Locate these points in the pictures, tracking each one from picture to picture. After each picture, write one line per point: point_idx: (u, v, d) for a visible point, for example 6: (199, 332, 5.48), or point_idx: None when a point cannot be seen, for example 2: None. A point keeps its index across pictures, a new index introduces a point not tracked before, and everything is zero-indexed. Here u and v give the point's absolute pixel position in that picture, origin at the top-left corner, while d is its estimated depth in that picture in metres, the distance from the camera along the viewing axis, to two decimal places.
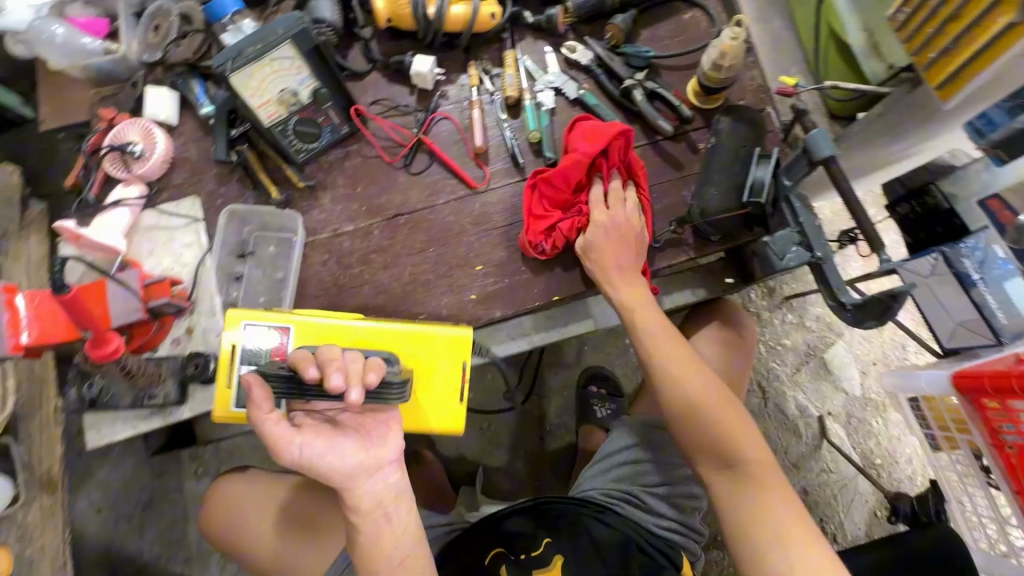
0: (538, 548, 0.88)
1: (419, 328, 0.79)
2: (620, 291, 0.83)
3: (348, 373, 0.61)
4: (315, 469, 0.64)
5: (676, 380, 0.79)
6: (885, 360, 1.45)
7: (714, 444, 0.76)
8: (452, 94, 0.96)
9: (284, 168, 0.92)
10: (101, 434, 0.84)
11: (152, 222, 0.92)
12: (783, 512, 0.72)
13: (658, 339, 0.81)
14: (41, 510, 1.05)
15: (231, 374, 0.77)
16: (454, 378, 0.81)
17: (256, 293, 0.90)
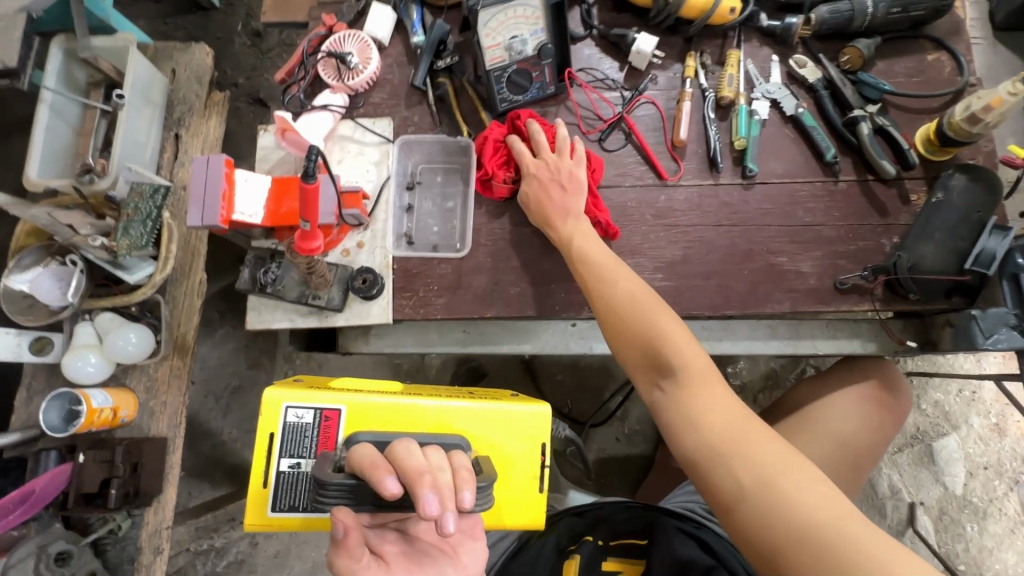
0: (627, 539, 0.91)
1: (496, 408, 0.75)
2: (563, 229, 0.83)
3: (441, 492, 0.52)
4: None
5: (601, 294, 0.76)
6: (999, 468, 1.35)
7: (641, 354, 0.73)
8: (662, 81, 0.94)
9: (483, 113, 0.93)
10: (262, 318, 0.89)
11: (347, 133, 0.95)
12: (717, 408, 0.66)
13: (591, 256, 0.79)
14: (170, 368, 1.11)
15: (268, 463, 0.72)
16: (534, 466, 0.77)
17: (430, 221, 0.93)
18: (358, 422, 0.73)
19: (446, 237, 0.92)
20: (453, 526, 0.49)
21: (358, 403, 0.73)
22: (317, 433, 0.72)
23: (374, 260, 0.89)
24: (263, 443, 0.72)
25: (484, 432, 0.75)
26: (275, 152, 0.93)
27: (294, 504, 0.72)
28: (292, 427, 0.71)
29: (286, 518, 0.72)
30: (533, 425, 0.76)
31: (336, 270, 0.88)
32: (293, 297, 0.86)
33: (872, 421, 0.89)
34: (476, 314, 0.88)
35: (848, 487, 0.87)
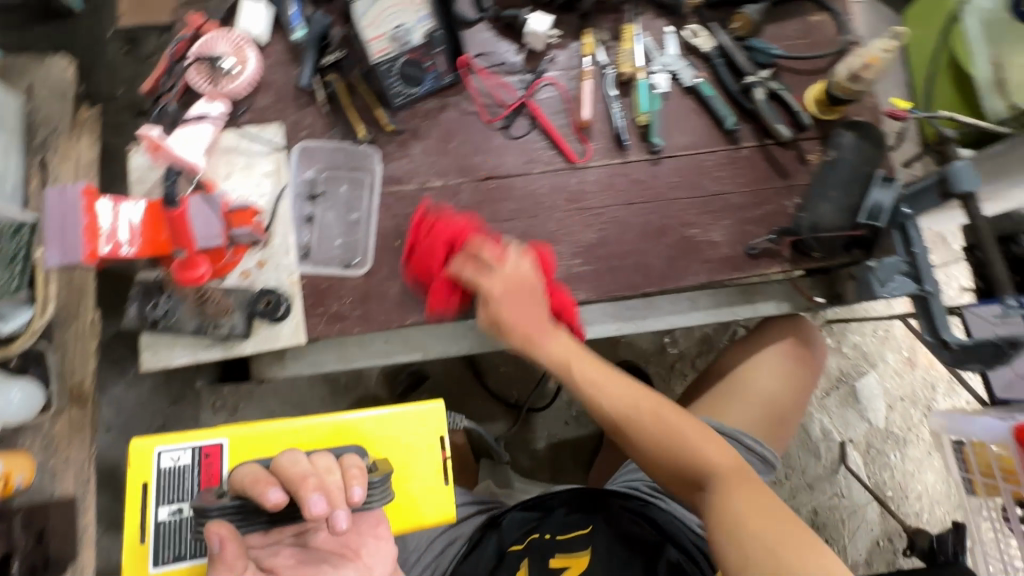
0: (570, 533, 0.89)
1: (386, 411, 0.77)
2: (552, 351, 0.80)
3: (327, 497, 0.55)
4: None
5: (616, 413, 0.79)
6: (914, 397, 1.46)
7: (673, 467, 0.76)
8: (562, 60, 0.91)
9: (377, 109, 0.87)
10: (159, 357, 0.81)
11: (231, 143, 0.86)
12: (749, 510, 0.69)
13: (610, 389, 0.81)
14: (70, 422, 1.00)
15: (143, 511, 0.71)
16: (435, 460, 0.77)
17: (332, 234, 0.86)
18: (244, 451, 0.74)
19: (350, 249, 0.86)
20: (343, 522, 0.53)
21: (238, 433, 0.74)
22: (199, 473, 0.72)
23: (279, 280, 0.83)
24: (136, 494, 0.72)
25: (381, 435, 0.76)
26: (151, 173, 0.84)
27: (181, 554, 0.71)
28: (169, 470, 0.72)
29: (172, 569, 0.71)
30: (426, 421, 0.77)
31: (235, 295, 0.81)
32: (191, 330, 0.79)
33: (794, 375, 0.94)
34: (396, 322, 0.84)
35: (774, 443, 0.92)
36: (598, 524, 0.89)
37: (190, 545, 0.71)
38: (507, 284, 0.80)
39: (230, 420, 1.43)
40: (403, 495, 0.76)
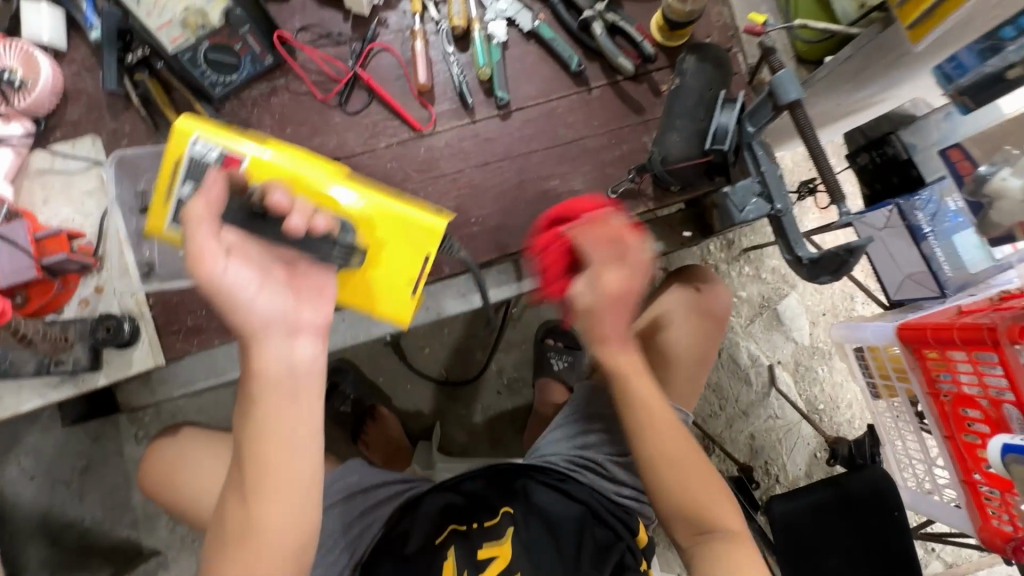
0: (493, 520, 0.85)
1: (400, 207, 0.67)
2: (613, 361, 0.72)
3: (296, 202, 0.55)
4: (229, 300, 0.53)
5: (665, 458, 0.72)
6: (835, 310, 1.48)
7: (689, 515, 0.72)
8: (392, 22, 0.85)
9: (196, 104, 0.81)
10: (4, 405, 0.76)
11: (44, 164, 0.80)
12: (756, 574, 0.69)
13: (664, 424, 0.72)
14: None
15: (171, 184, 0.64)
16: (414, 265, 0.69)
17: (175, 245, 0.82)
18: (265, 171, 0.63)
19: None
20: (293, 224, 0.53)
21: (271, 152, 0.63)
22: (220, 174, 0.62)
23: (121, 303, 0.78)
24: (168, 160, 0.64)
25: (381, 232, 0.67)
26: None
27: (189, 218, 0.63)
28: (196, 158, 0.62)
29: (183, 233, 0.66)
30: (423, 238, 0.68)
31: (75, 325, 0.75)
32: (31, 371, 0.74)
33: (701, 325, 0.92)
34: None
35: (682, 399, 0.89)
36: (518, 508, 0.86)
37: None
38: (610, 288, 0.67)
39: None
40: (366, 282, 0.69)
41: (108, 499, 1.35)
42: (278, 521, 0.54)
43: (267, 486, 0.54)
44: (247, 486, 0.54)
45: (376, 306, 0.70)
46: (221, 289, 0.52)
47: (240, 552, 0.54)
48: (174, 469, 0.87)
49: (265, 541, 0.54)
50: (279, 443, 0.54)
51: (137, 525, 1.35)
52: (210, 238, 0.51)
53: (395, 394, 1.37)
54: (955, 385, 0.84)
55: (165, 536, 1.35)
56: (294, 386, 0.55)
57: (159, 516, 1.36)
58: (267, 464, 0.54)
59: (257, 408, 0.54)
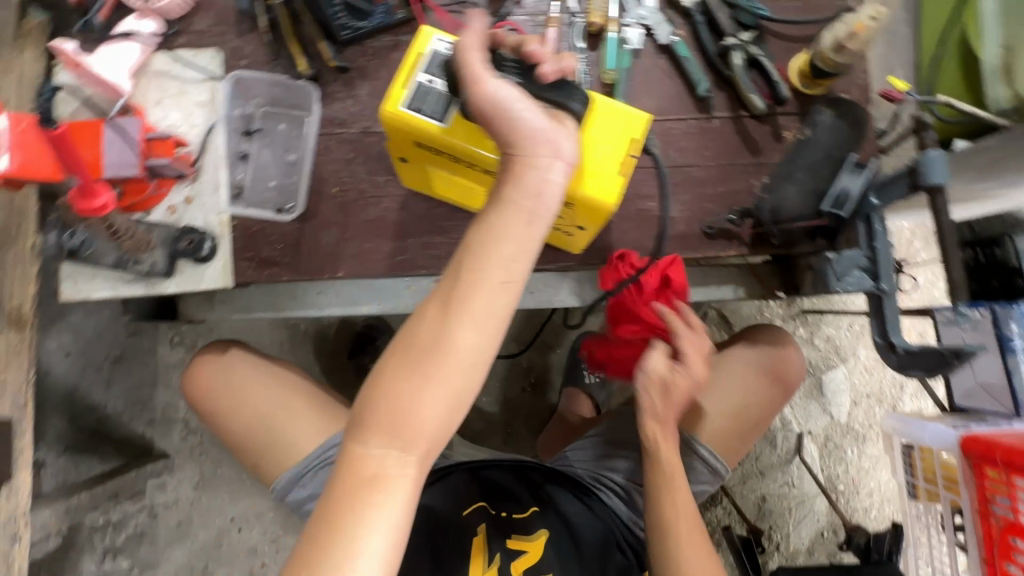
0: (524, 513, 0.83)
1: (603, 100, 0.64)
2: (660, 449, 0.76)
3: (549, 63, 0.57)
4: (496, 110, 0.53)
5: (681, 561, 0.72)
6: (880, 395, 1.43)
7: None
8: (529, 5, 0.84)
9: (321, 43, 0.80)
10: (79, 288, 0.78)
11: (164, 67, 0.81)
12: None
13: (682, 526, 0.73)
14: (7, 345, 0.99)
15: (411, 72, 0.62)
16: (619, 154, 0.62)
17: (266, 175, 0.82)
18: None
19: (285, 193, 0.81)
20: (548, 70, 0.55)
21: None
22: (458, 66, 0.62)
23: (206, 218, 0.79)
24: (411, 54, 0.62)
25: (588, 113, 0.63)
26: (71, 92, 0.78)
27: (423, 108, 0.61)
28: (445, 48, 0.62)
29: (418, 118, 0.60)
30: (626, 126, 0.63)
31: (158, 230, 0.77)
32: (110, 263, 0.76)
33: (764, 391, 0.96)
34: (329, 273, 0.80)
35: (728, 453, 0.94)
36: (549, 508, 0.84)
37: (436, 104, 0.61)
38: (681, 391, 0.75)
39: (187, 357, 1.42)
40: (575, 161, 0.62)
41: (133, 392, 1.39)
42: (465, 347, 0.50)
43: (466, 309, 0.50)
44: (454, 300, 0.50)
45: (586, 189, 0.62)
46: (497, 106, 0.53)
47: (418, 361, 0.50)
48: (223, 385, 0.89)
49: (443, 366, 0.49)
50: (496, 273, 0.50)
51: (154, 424, 1.40)
52: (482, 68, 0.54)
53: None
54: (1010, 512, 0.79)
55: (178, 442, 1.39)
56: (527, 215, 0.51)
57: (176, 422, 1.40)
58: (475, 288, 0.50)
59: (492, 226, 0.51)
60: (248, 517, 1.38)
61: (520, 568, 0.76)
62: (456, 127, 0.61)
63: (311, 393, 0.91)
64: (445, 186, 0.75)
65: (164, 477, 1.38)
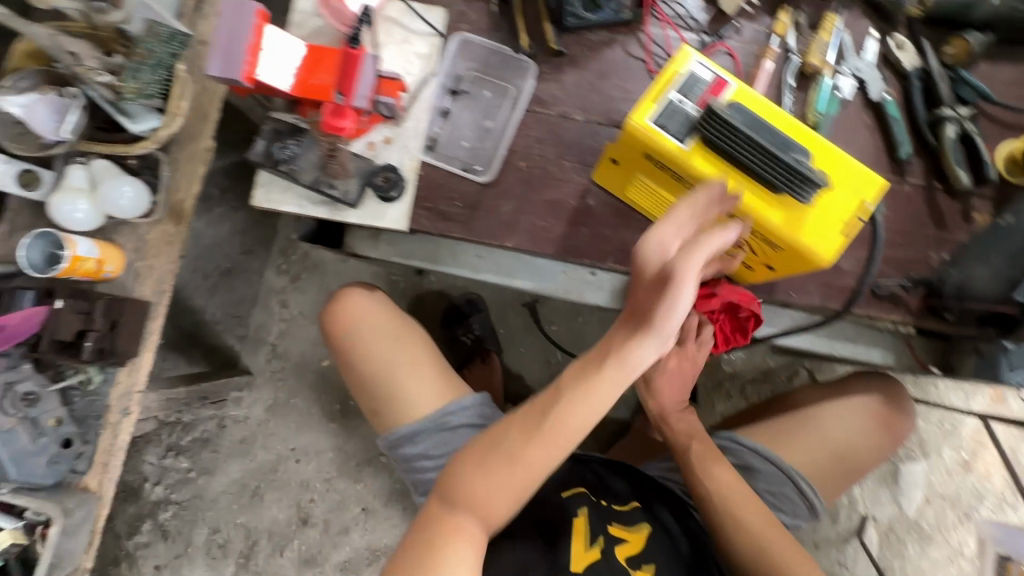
0: (625, 505, 0.87)
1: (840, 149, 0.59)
2: (678, 429, 0.90)
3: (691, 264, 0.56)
4: (670, 256, 0.54)
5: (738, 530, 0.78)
6: (955, 500, 1.38)
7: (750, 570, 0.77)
8: (747, 33, 0.85)
9: (545, 25, 0.84)
10: (270, 198, 0.83)
11: (394, 14, 0.85)
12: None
13: (736, 497, 0.80)
14: (163, 234, 1.05)
15: (664, 90, 0.60)
16: (846, 211, 0.59)
17: (460, 136, 0.86)
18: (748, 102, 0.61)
19: (476, 156, 0.85)
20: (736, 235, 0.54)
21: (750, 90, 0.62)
22: (709, 93, 0.60)
23: (400, 161, 0.83)
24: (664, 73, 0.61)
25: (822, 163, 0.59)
26: (311, 18, 0.85)
27: (669, 128, 0.60)
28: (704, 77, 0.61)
29: (659, 139, 0.60)
30: (860, 187, 0.59)
31: (357, 162, 0.81)
32: (307, 182, 0.80)
33: (868, 438, 0.93)
34: (498, 241, 0.83)
35: (825, 490, 0.93)
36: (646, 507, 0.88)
37: (681, 125, 0.60)
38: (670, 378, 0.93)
39: (289, 286, 1.47)
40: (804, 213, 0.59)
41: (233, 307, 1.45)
42: (536, 462, 0.60)
43: (557, 422, 0.60)
44: (538, 430, 0.60)
45: (807, 243, 0.59)
46: (661, 250, 0.55)
47: (492, 469, 0.61)
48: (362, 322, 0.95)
49: (515, 474, 0.61)
50: (573, 405, 0.59)
51: (244, 341, 1.45)
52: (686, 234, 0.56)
53: (509, 352, 1.40)
54: None
55: (263, 364, 1.45)
56: (615, 378, 0.58)
57: (264, 344, 1.46)
58: (562, 421, 0.60)
59: (591, 372, 0.59)
60: (308, 451, 1.43)
61: (623, 554, 0.80)
62: (695, 151, 0.60)
63: (437, 358, 0.96)
64: (644, 195, 0.76)
65: (242, 393, 1.44)
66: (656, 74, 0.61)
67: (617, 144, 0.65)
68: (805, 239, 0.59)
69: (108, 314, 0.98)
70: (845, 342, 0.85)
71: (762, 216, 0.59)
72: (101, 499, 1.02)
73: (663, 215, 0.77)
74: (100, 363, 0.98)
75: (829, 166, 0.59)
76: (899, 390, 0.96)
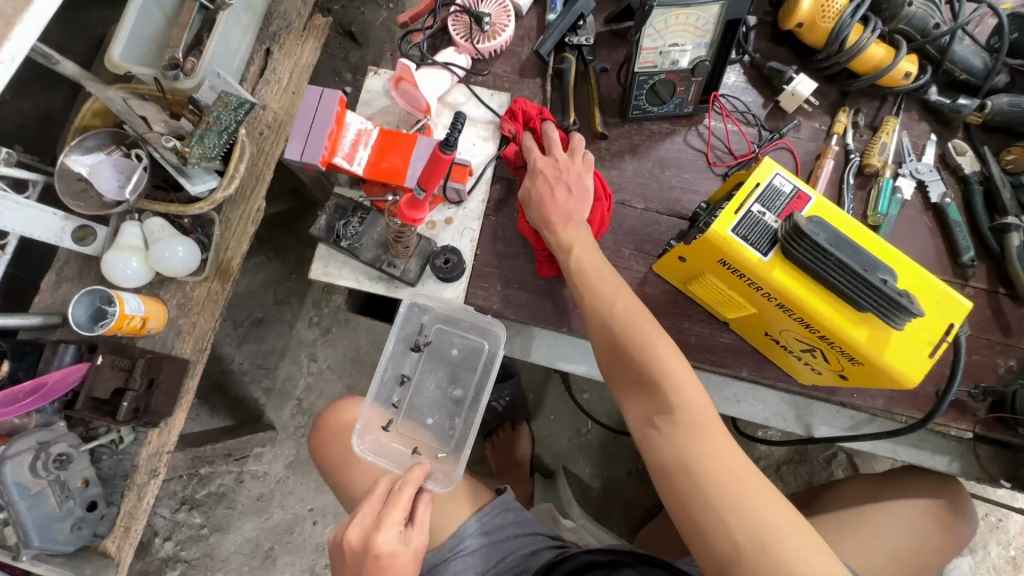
0: None
1: (925, 270, 0.59)
2: (563, 239, 0.74)
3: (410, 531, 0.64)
4: (366, 570, 0.61)
5: (626, 352, 0.67)
6: None
7: (642, 396, 0.66)
8: (806, 131, 0.87)
9: (595, 106, 0.86)
10: (328, 271, 0.82)
11: (462, 98, 0.88)
12: (724, 459, 0.60)
13: (620, 313, 0.69)
14: (208, 292, 1.05)
15: (745, 200, 0.60)
16: (930, 334, 0.58)
17: (426, 411, 0.80)
18: (830, 218, 0.61)
19: (443, 439, 0.79)
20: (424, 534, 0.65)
21: (833, 204, 0.62)
22: (791, 208, 0.60)
23: (460, 241, 0.84)
24: (745, 184, 0.61)
25: (903, 285, 0.58)
26: (381, 98, 0.87)
27: (751, 239, 0.60)
28: (785, 192, 0.61)
29: (740, 252, 0.60)
30: (942, 311, 0.58)
31: (420, 243, 0.82)
32: (368, 259, 0.80)
33: (927, 541, 0.85)
34: (553, 326, 0.82)
35: None
36: None
37: (762, 239, 0.60)
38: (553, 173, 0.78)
39: (320, 339, 1.46)
40: (885, 333, 0.58)
41: (261, 356, 1.42)
42: None
43: None
44: None
45: (890, 363, 0.58)
46: (357, 552, 0.62)
47: None
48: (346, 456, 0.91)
49: None
50: None
51: (270, 394, 1.42)
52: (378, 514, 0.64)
53: (539, 418, 1.36)
54: None
55: (287, 418, 1.42)
56: None
57: (290, 398, 1.43)
58: None
59: None
60: (326, 513, 1.39)
61: None
62: (777, 265, 0.59)
63: None
64: (709, 292, 0.74)
65: (265, 448, 1.40)
66: (736, 187, 0.61)
67: (693, 245, 0.65)
68: (888, 361, 0.58)
69: (147, 372, 0.95)
70: (908, 447, 0.82)
71: (846, 335, 0.58)
72: (120, 566, 0.97)
73: (727, 312, 0.76)
74: (133, 423, 0.95)
75: (916, 293, 0.58)
76: (955, 489, 0.89)
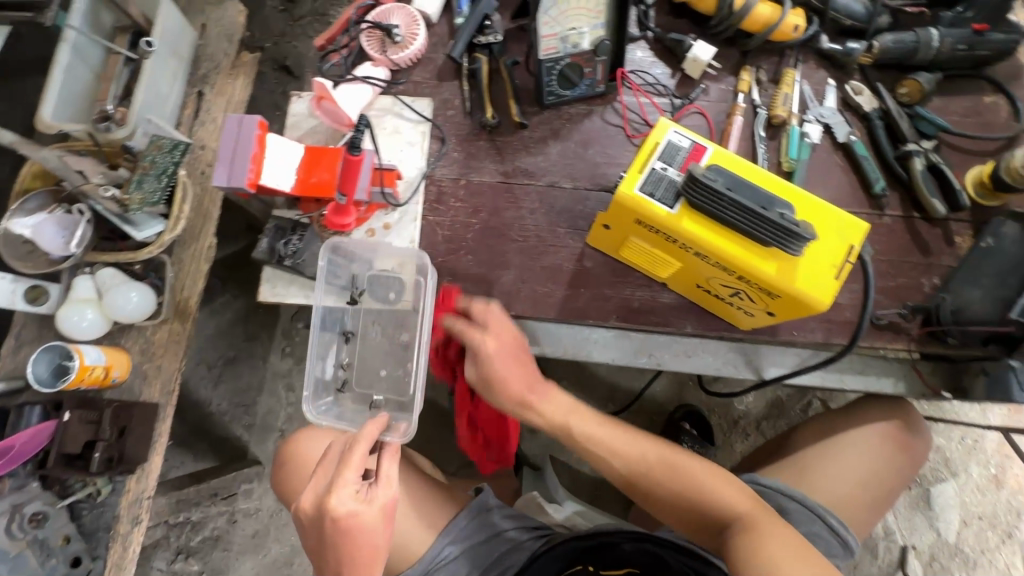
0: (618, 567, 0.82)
1: (820, 199, 0.63)
2: (545, 412, 0.80)
3: (372, 486, 0.65)
4: (331, 531, 0.63)
5: (661, 482, 0.77)
6: (994, 519, 1.33)
7: (692, 514, 0.76)
8: (714, 93, 0.91)
9: (511, 100, 0.90)
10: (276, 291, 0.84)
11: (385, 108, 0.91)
12: (781, 543, 0.68)
13: (622, 448, 0.79)
14: (169, 333, 1.05)
15: (647, 159, 0.64)
16: (834, 258, 0.62)
17: (379, 362, 0.84)
18: (728, 164, 0.65)
19: (398, 388, 0.83)
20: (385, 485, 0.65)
21: (729, 152, 0.66)
22: (690, 160, 0.64)
23: (401, 244, 0.86)
24: (643, 145, 0.64)
25: (803, 216, 0.62)
26: (307, 119, 0.90)
27: (657, 195, 0.63)
28: (682, 146, 0.64)
29: (649, 207, 0.63)
30: (841, 233, 0.62)
31: None
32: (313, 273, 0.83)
33: (888, 462, 0.89)
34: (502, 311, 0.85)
35: (860, 524, 0.86)
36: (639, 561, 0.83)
37: (667, 193, 0.63)
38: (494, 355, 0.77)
39: (295, 368, 1.46)
40: (793, 263, 0.62)
41: (237, 396, 1.42)
42: None
43: None
44: None
45: (802, 289, 0.61)
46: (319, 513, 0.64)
47: None
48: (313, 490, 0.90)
49: None
50: None
51: (251, 430, 1.42)
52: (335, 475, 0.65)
53: None
54: None
55: (272, 451, 1.42)
56: None
57: (273, 431, 1.43)
58: None
59: None
60: None
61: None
62: (684, 215, 0.63)
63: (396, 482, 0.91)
64: (639, 255, 0.77)
65: (253, 484, 1.40)
66: (637, 150, 0.65)
67: (610, 211, 0.68)
68: (800, 288, 0.61)
69: (116, 421, 0.95)
70: (854, 374, 0.85)
71: (758, 272, 0.62)
72: None
73: (659, 271, 0.79)
74: (109, 473, 0.95)
75: (815, 221, 0.62)
76: (908, 411, 0.93)
